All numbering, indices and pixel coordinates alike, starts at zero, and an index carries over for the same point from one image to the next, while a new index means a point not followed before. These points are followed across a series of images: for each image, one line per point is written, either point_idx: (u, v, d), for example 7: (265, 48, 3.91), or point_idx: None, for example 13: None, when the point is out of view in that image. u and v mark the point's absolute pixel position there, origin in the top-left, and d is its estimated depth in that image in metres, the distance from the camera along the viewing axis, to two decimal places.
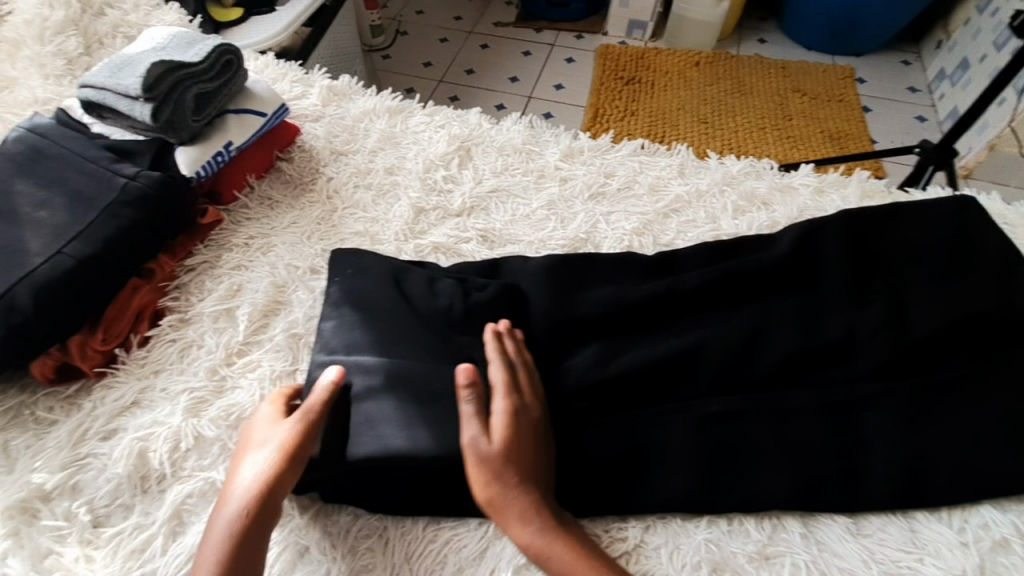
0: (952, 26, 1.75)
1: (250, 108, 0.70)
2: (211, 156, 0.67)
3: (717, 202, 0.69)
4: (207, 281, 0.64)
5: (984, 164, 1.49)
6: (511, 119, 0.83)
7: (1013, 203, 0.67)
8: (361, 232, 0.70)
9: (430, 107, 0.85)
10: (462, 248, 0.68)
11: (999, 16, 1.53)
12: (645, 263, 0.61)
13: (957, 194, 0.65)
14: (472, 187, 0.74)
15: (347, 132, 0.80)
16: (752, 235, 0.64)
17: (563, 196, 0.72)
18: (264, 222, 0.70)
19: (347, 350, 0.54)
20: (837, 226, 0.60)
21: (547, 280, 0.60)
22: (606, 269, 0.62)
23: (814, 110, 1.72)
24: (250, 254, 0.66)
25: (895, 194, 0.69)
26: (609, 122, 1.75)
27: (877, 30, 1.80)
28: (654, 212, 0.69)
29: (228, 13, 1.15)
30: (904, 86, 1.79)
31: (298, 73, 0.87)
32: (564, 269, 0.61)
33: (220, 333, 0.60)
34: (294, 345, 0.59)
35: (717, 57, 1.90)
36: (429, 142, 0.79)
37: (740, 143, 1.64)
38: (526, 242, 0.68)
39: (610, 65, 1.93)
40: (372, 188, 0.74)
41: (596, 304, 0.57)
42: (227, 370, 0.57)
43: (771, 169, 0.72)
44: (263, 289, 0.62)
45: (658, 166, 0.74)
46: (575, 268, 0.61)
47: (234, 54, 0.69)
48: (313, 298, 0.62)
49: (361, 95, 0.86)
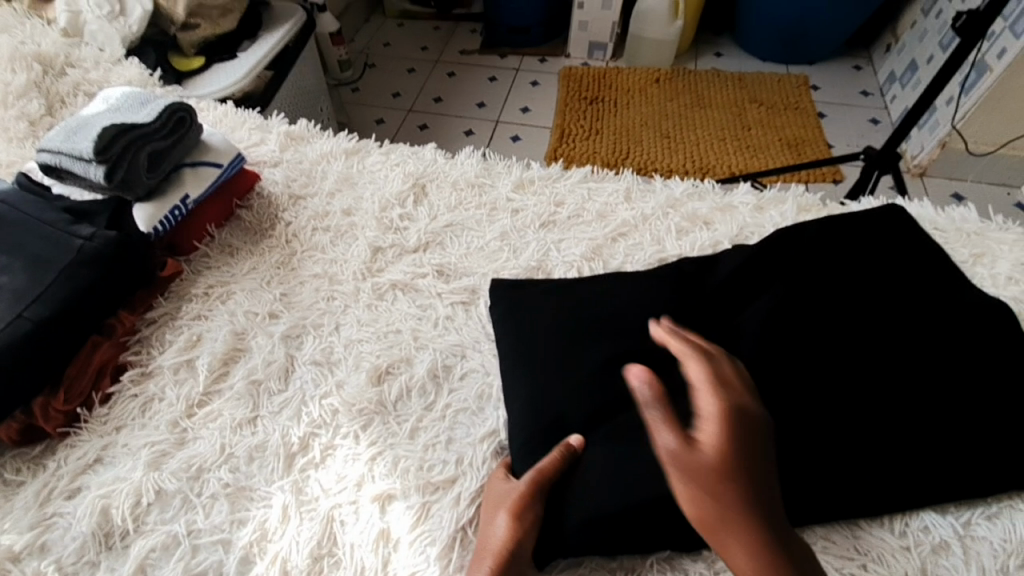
0: (899, 30, 1.82)
1: (206, 160, 0.73)
2: (168, 212, 0.69)
3: (661, 225, 0.71)
4: (167, 333, 0.65)
5: (937, 162, 1.54)
6: (464, 153, 0.85)
7: (944, 208, 0.70)
8: (319, 274, 0.71)
9: (386, 146, 0.88)
10: (419, 283, 0.70)
11: (942, 18, 1.60)
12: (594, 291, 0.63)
13: (888, 203, 0.68)
14: (428, 222, 0.76)
15: (306, 175, 0.82)
16: (695, 257, 0.67)
17: (515, 226, 0.74)
18: (224, 269, 0.72)
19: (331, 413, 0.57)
20: (773, 246, 0.64)
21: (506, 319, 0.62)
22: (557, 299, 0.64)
23: (772, 119, 1.77)
24: (208, 304, 0.68)
25: (829, 206, 0.72)
26: (574, 141, 1.79)
27: (827, 39, 1.86)
28: (603, 236, 0.71)
29: (190, 63, 1.19)
30: (857, 91, 1.85)
31: (257, 121, 0.90)
32: (527, 298, 0.64)
33: (181, 384, 0.61)
34: (254, 392, 0.60)
35: (676, 73, 1.97)
36: (385, 181, 0.81)
37: (702, 155, 1.69)
38: (480, 274, 0.70)
39: (573, 86, 1.99)
40: (330, 230, 0.76)
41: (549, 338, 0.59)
42: (188, 422, 0.59)
43: (712, 190, 0.75)
44: (222, 337, 0.64)
45: (605, 192, 0.77)
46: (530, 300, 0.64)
47: (187, 111, 0.71)
48: (272, 343, 0.64)
49: (318, 138, 0.88)
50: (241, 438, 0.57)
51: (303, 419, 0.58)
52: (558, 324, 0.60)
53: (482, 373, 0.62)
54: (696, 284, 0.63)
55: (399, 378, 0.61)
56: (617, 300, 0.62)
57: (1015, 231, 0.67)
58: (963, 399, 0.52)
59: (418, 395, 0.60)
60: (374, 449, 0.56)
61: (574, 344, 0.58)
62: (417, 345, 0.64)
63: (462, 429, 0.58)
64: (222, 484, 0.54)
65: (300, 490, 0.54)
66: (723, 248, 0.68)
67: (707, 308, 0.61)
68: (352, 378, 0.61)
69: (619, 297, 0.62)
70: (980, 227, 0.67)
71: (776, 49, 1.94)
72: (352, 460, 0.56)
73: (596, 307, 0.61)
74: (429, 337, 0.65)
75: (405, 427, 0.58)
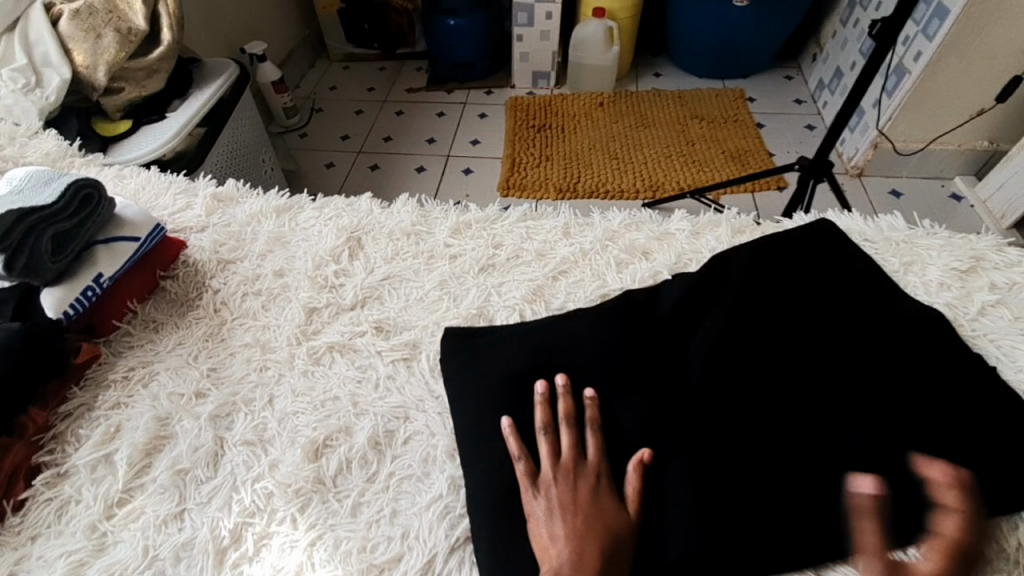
0: (823, 40, 1.91)
1: (122, 234, 0.69)
2: (80, 293, 0.64)
3: (600, 260, 0.70)
4: (84, 426, 0.60)
5: (873, 161, 1.59)
6: (400, 201, 0.84)
7: (873, 218, 0.71)
8: (250, 343, 0.68)
9: (320, 200, 0.85)
10: (357, 343, 0.67)
11: (859, 27, 1.67)
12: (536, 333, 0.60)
13: (818, 219, 0.69)
14: (364, 277, 0.73)
15: (235, 238, 0.79)
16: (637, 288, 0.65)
17: (454, 273, 0.72)
18: (147, 348, 0.67)
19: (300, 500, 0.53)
20: (712, 273, 0.63)
21: (450, 375, 0.59)
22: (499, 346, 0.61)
23: (714, 133, 1.82)
24: (129, 389, 0.63)
25: (763, 226, 0.72)
26: (525, 169, 1.80)
27: (757, 53, 1.93)
28: (544, 276, 0.70)
29: (115, 127, 1.15)
30: (791, 100, 1.92)
31: (183, 184, 0.86)
32: (471, 344, 0.61)
33: (99, 482, 0.56)
34: (180, 483, 0.56)
35: (618, 96, 2.01)
36: (319, 236, 0.79)
37: (651, 173, 1.71)
38: (421, 327, 0.68)
39: (520, 116, 2.01)
40: (262, 294, 0.73)
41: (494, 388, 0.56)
42: (108, 524, 0.54)
43: (650, 218, 0.75)
44: (143, 425, 0.59)
45: (543, 230, 0.75)
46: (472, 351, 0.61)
47: (95, 187, 0.68)
48: (198, 427, 0.60)
49: (248, 198, 0.85)
50: (166, 536, 0.53)
51: (233, 509, 0.54)
52: (505, 368, 0.57)
53: (427, 434, 0.59)
54: (645, 314, 0.61)
55: (338, 451, 0.58)
56: (567, 336, 0.59)
57: (941, 235, 0.69)
58: (909, 406, 0.52)
59: (358, 467, 0.57)
60: (312, 533, 0.52)
61: (523, 390, 0.56)
62: (356, 411, 0.61)
63: (406, 499, 0.55)
64: None
65: None
66: (662, 278, 0.67)
67: (657, 338, 0.59)
68: (287, 456, 0.57)
69: (568, 334, 0.59)
70: (909, 235, 0.68)
71: (710, 65, 2.00)
72: (289, 549, 0.52)
73: (545, 346, 0.59)
74: (369, 401, 0.62)
75: (346, 505, 0.54)
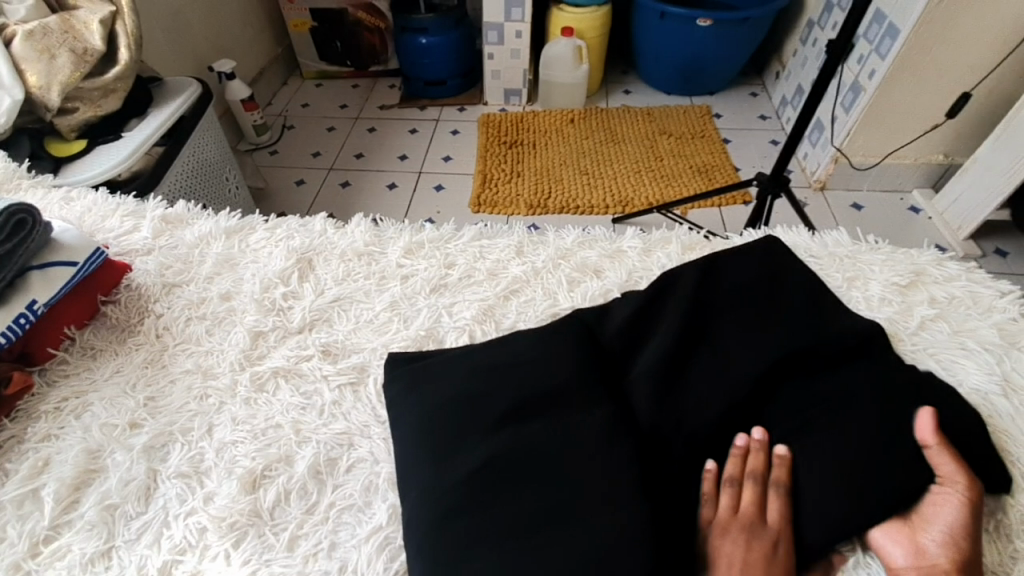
0: (785, 58, 1.96)
1: (59, 259, 0.67)
2: (12, 320, 0.62)
3: (552, 278, 0.70)
4: (10, 461, 0.57)
5: (834, 175, 1.63)
6: (354, 221, 0.83)
7: (820, 233, 0.72)
8: (191, 369, 0.65)
9: (273, 221, 0.84)
10: (303, 367, 0.65)
11: (818, 45, 1.72)
12: (478, 354, 0.60)
13: (765, 236, 0.70)
14: (314, 299, 0.72)
15: (182, 261, 0.77)
16: (585, 307, 0.65)
17: (405, 294, 0.71)
18: (83, 377, 0.65)
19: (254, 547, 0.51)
20: (655, 290, 0.63)
21: (396, 401, 0.58)
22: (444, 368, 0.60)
23: (682, 148, 1.84)
24: (60, 421, 0.61)
25: (713, 242, 0.73)
26: (497, 185, 1.80)
27: (723, 70, 1.98)
28: (495, 295, 0.69)
29: (70, 147, 1.13)
30: (756, 116, 1.96)
31: (131, 206, 0.84)
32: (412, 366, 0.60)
33: (22, 520, 0.53)
34: (109, 518, 0.53)
35: (589, 112, 2.03)
36: (269, 258, 0.77)
37: (620, 188, 1.73)
38: (369, 350, 0.67)
39: (492, 133, 2.02)
40: (206, 318, 0.71)
41: (433, 411, 0.55)
42: (31, 564, 0.51)
43: (602, 236, 0.75)
44: (73, 458, 0.57)
45: (497, 249, 0.75)
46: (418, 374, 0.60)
47: (29, 213, 0.65)
48: (131, 458, 0.57)
49: (198, 219, 0.84)
50: None
51: (163, 545, 0.52)
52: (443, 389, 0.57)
53: (370, 462, 0.58)
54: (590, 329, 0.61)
55: (277, 481, 0.56)
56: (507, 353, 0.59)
57: (884, 250, 0.70)
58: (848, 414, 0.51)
59: (298, 498, 0.55)
60: (248, 568, 0.50)
61: (462, 408, 0.55)
62: (299, 439, 0.59)
63: (347, 530, 0.53)
64: None
65: None
66: (613, 296, 0.67)
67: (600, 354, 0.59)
68: (223, 487, 0.55)
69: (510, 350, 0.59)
70: (854, 250, 0.69)
71: (678, 83, 2.04)
72: None
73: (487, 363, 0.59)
74: (313, 428, 0.60)
75: (283, 538, 0.52)
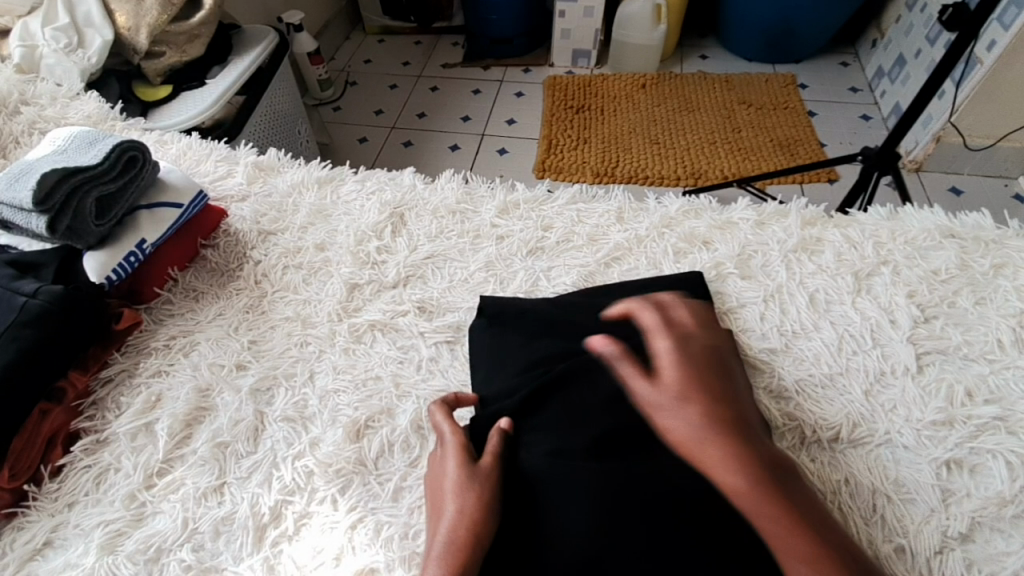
0: (885, 24, 1.79)
1: (165, 200, 0.68)
2: (124, 258, 0.63)
3: (657, 246, 0.66)
4: (125, 394, 0.59)
5: (933, 156, 1.50)
6: (445, 177, 0.80)
7: (957, 215, 0.65)
8: (291, 317, 0.66)
9: (362, 173, 0.83)
10: (399, 322, 0.65)
11: (927, 11, 1.56)
12: (548, 318, 0.57)
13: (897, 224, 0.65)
14: (407, 255, 0.70)
15: (276, 209, 0.78)
16: (670, 275, 0.62)
17: (501, 254, 0.69)
18: (187, 317, 0.66)
19: (365, 498, 0.52)
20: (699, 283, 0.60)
21: (485, 347, 0.57)
22: (515, 320, 0.58)
23: (762, 119, 1.74)
24: (171, 357, 0.62)
25: (836, 217, 0.67)
26: (562, 151, 1.74)
27: (813, 35, 1.83)
28: (596, 262, 0.66)
29: (157, 92, 1.14)
30: (846, 87, 1.82)
31: (224, 151, 0.85)
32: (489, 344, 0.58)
33: (139, 451, 0.55)
34: (220, 456, 0.55)
35: (662, 77, 1.93)
36: (361, 211, 0.76)
37: (693, 159, 1.64)
38: (465, 310, 0.65)
39: (559, 96, 1.94)
40: (303, 267, 0.71)
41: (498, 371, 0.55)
42: (147, 494, 0.53)
43: (710, 205, 0.70)
44: (184, 395, 0.58)
45: (596, 214, 0.72)
46: (509, 323, 0.58)
47: (140, 150, 0.66)
48: (239, 399, 0.58)
49: (290, 168, 0.83)
50: (206, 510, 0.52)
51: (274, 485, 0.53)
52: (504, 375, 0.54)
53: None
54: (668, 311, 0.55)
55: (380, 432, 0.56)
56: (575, 327, 0.56)
57: None
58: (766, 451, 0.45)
59: (400, 450, 0.55)
60: (354, 515, 0.51)
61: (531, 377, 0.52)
62: (399, 393, 0.59)
63: None
64: (184, 566, 0.48)
65: (272, 568, 0.48)
66: (725, 269, 0.63)
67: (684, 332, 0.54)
68: (328, 434, 0.56)
69: (584, 319, 0.57)
70: (998, 234, 0.63)
71: (762, 48, 1.91)
72: (329, 530, 0.50)
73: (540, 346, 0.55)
74: (412, 383, 0.59)
75: (387, 488, 0.52)
